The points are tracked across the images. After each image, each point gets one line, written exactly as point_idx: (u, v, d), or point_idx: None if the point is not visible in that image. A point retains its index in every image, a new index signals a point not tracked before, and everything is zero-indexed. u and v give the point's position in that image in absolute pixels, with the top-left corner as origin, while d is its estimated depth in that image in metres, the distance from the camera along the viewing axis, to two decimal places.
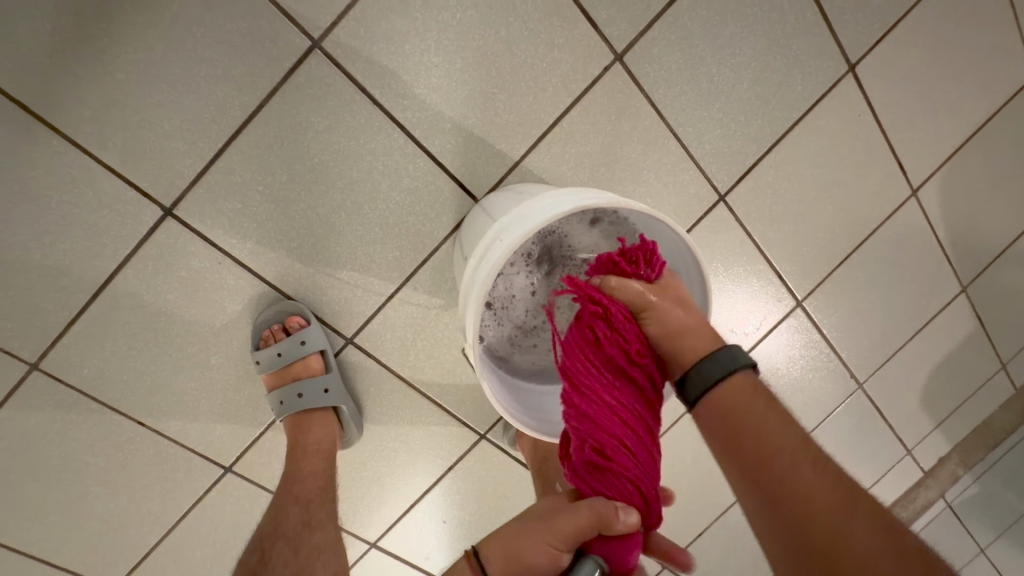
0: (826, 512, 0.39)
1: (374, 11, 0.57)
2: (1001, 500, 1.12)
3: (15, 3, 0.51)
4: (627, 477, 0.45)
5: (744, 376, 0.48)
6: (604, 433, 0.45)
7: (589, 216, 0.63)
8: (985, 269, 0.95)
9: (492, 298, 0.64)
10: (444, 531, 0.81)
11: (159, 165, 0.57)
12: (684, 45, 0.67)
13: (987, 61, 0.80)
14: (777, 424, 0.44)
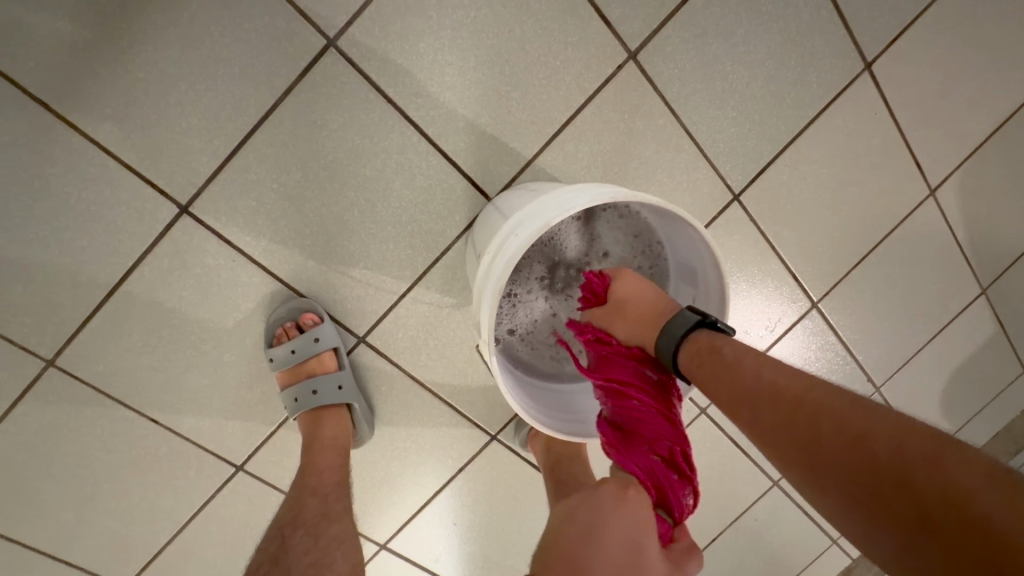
0: (808, 432, 0.41)
1: (389, 10, 0.58)
2: None
3: (38, 3, 0.52)
4: (682, 456, 0.53)
5: (697, 337, 0.52)
6: (658, 424, 0.54)
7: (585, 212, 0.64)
8: (1006, 270, 0.93)
9: (515, 325, 0.67)
10: (454, 533, 0.80)
11: (176, 163, 0.58)
12: (698, 43, 0.67)
13: (1007, 59, 0.78)
14: (739, 368, 0.47)
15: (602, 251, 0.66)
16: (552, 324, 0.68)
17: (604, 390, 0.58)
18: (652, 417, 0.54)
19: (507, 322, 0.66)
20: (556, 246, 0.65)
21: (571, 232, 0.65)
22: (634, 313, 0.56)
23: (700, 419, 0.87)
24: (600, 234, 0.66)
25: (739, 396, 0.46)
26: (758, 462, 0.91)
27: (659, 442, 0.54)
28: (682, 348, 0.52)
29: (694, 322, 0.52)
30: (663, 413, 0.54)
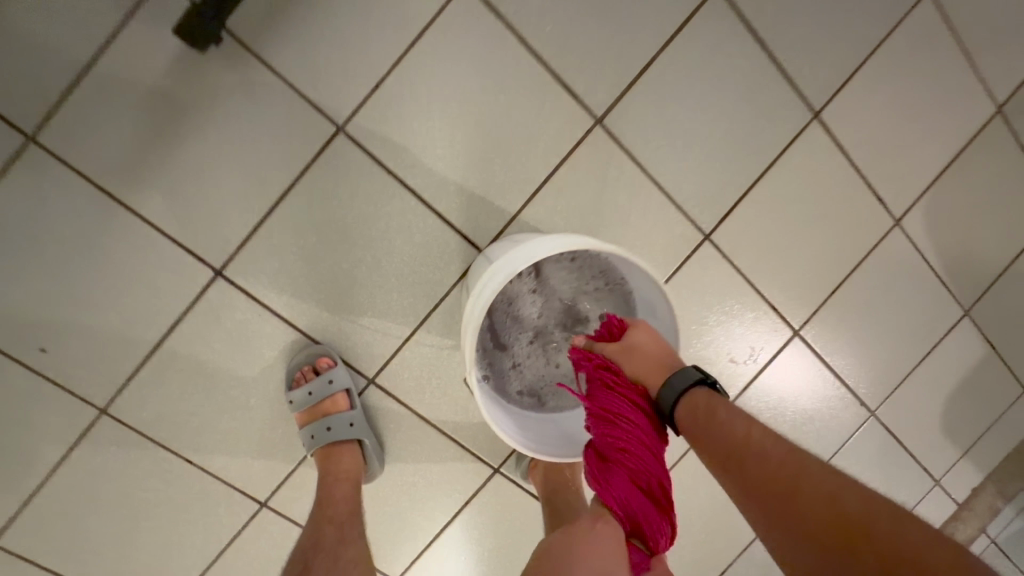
0: (788, 491, 0.48)
1: (387, 99, 0.69)
2: None
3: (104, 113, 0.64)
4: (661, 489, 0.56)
5: (698, 391, 0.58)
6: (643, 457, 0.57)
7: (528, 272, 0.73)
8: (986, 292, 0.97)
9: (524, 386, 0.74)
10: (464, 566, 0.84)
11: (212, 234, 0.68)
12: (657, 107, 0.76)
13: (949, 99, 0.86)
14: (729, 424, 0.54)
15: (561, 296, 0.74)
16: (554, 372, 0.75)
17: (597, 419, 0.61)
18: (641, 451, 0.57)
19: (516, 386, 0.73)
20: (520, 310, 0.74)
21: (526, 293, 0.73)
22: (643, 360, 0.61)
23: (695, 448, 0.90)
24: (553, 284, 0.74)
25: (726, 445, 0.53)
26: None
27: (643, 475, 0.56)
28: (681, 402, 0.58)
29: (697, 379, 0.58)
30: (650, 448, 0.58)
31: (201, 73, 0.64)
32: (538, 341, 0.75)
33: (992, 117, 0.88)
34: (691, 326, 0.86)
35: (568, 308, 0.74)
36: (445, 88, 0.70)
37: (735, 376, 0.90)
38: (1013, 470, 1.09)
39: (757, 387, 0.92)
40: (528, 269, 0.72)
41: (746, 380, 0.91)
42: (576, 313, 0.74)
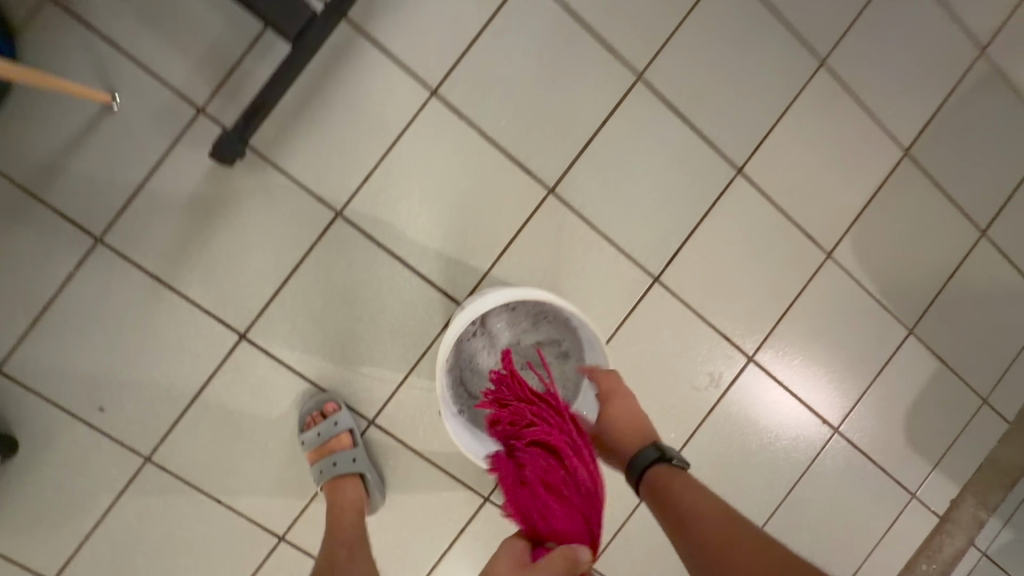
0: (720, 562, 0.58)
1: (375, 187, 0.85)
2: None
3: (152, 214, 0.80)
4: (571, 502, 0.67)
5: (659, 467, 0.71)
6: (555, 474, 0.69)
7: (474, 329, 0.84)
8: (926, 312, 1.06)
9: None
10: None
11: (237, 304, 0.83)
12: (599, 175, 0.91)
13: (858, 147, 0.99)
14: (680, 499, 0.66)
15: (510, 338, 0.85)
16: None
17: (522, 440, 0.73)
18: (558, 469, 0.69)
19: None
20: (483, 362, 0.85)
21: (479, 347, 0.85)
22: (620, 425, 0.77)
23: None
24: (499, 330, 0.85)
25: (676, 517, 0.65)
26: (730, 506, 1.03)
27: (553, 486, 0.68)
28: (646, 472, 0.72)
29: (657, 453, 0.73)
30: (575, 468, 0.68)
31: (229, 180, 0.81)
32: None
33: (901, 159, 1.01)
34: (652, 358, 0.96)
35: (521, 345, 0.85)
36: (422, 176, 0.86)
37: (700, 401, 0.99)
38: (990, 480, 1.14)
39: (723, 411, 1.01)
40: (474, 327, 0.84)
41: (710, 405, 1.00)
42: (527, 346, 0.86)
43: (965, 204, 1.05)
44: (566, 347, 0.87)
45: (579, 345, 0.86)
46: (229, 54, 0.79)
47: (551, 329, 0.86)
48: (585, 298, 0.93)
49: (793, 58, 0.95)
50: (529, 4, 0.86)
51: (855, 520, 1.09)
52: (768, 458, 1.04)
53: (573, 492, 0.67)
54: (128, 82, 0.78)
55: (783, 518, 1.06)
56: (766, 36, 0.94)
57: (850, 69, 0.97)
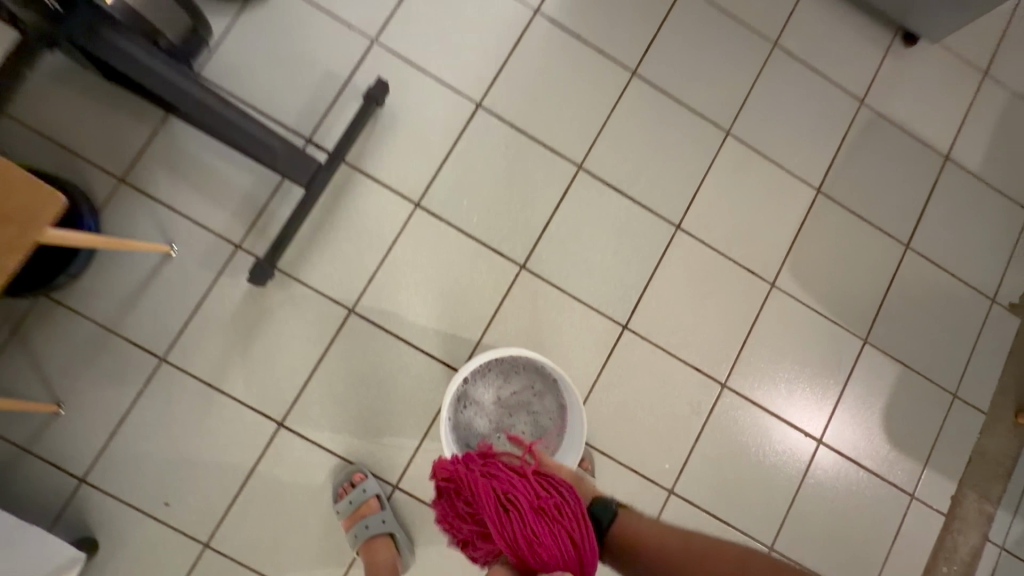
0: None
1: (379, 284, 1.04)
2: None
3: (203, 331, 0.99)
4: (566, 531, 0.68)
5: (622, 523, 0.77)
6: (547, 502, 0.70)
7: (461, 401, 0.98)
8: (875, 321, 1.19)
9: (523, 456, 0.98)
10: None
11: (274, 397, 0.99)
12: (561, 247, 1.10)
13: (776, 193, 1.18)
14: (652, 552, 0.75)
15: (493, 397, 1.00)
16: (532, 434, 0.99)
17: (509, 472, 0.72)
18: (548, 497, 0.70)
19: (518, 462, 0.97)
20: (481, 425, 0.98)
21: (472, 415, 0.98)
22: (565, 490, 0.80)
23: (670, 498, 1.09)
24: (482, 394, 0.99)
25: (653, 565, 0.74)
26: (735, 528, 1.10)
27: (547, 515, 0.68)
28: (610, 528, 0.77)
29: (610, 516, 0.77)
30: (567, 500, 0.71)
31: (263, 295, 1.01)
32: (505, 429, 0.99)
33: (816, 196, 1.19)
34: (635, 397, 1.09)
35: (504, 399, 0.99)
36: (416, 271, 1.06)
37: (687, 430, 1.10)
38: (985, 473, 1.19)
39: (709, 437, 1.11)
40: (459, 400, 0.97)
41: (697, 432, 1.11)
42: (509, 396, 1.00)
43: (885, 224, 1.21)
44: (541, 383, 1.01)
45: (550, 378, 1.00)
46: (258, 201, 1.02)
47: (523, 376, 1.01)
48: (566, 352, 1.08)
49: (703, 133, 1.17)
50: (484, 128, 1.10)
51: (861, 528, 1.14)
52: (761, 477, 1.12)
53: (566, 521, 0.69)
54: (182, 233, 1.00)
55: (789, 533, 1.12)
56: (679, 119, 1.16)
57: (753, 133, 1.19)
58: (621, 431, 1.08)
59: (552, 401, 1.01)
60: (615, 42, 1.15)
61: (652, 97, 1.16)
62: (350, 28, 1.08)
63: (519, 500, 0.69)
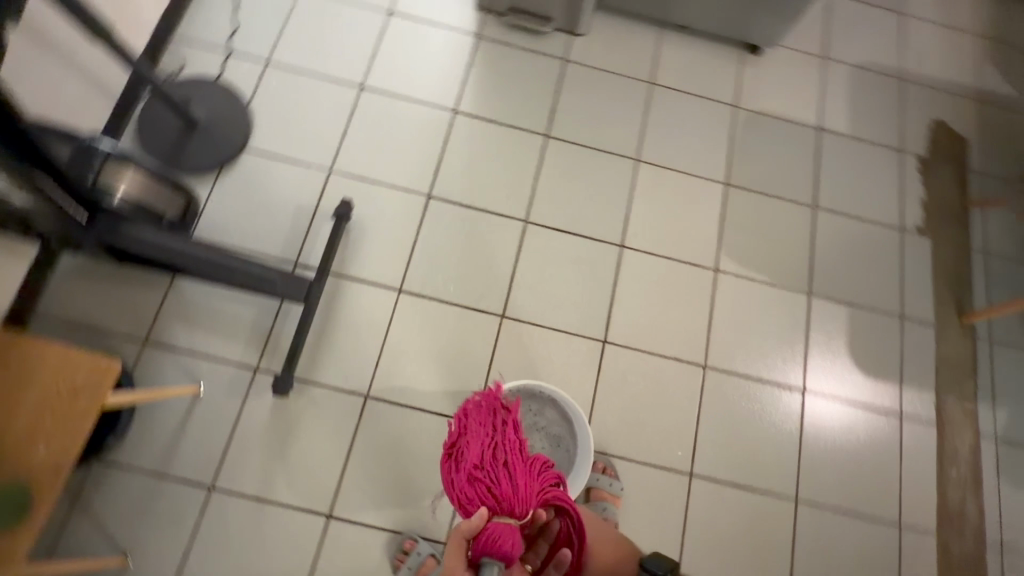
0: None
1: (386, 367, 1.18)
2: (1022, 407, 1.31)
3: (242, 452, 1.10)
4: (498, 486, 0.73)
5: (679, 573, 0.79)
6: (490, 460, 0.74)
7: None
8: (813, 275, 1.36)
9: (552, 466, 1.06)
10: None
11: (318, 493, 1.09)
12: (530, 290, 1.26)
13: (693, 195, 1.39)
14: None
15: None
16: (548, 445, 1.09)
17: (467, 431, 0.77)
18: (494, 457, 0.75)
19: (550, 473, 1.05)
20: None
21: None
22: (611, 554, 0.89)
23: (692, 480, 1.19)
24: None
25: None
26: (757, 491, 1.20)
27: (487, 472, 0.74)
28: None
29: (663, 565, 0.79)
30: (511, 458, 0.75)
31: (287, 405, 1.13)
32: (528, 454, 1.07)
33: (727, 188, 1.40)
34: (632, 399, 1.22)
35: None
36: (414, 346, 1.20)
37: (687, 414, 1.22)
38: (956, 375, 1.32)
39: (708, 415, 1.23)
40: None
41: (696, 414, 1.23)
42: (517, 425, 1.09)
43: (791, 194, 1.42)
44: (535, 401, 1.11)
45: (540, 394, 1.10)
46: (265, 326, 1.17)
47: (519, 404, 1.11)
48: (562, 378, 1.21)
49: (618, 165, 1.38)
50: (438, 212, 1.29)
51: (867, 457, 1.25)
52: (765, 438, 1.23)
53: (502, 477, 0.73)
54: (206, 372, 1.13)
55: (808, 481, 1.22)
56: (594, 160, 1.38)
57: (658, 154, 1.41)
58: (630, 433, 1.20)
59: (551, 410, 1.11)
60: (524, 116, 1.39)
61: (567, 149, 1.38)
62: (309, 166, 1.29)
63: (465, 457, 0.74)
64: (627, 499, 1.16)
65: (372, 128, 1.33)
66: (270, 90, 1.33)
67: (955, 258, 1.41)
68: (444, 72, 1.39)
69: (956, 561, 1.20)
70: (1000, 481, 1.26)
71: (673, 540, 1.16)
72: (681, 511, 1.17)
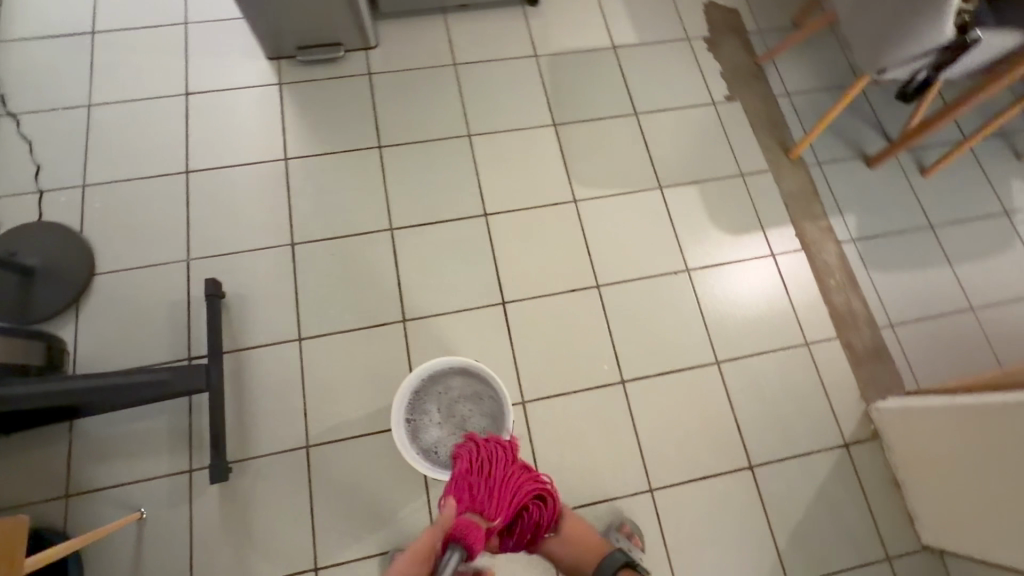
0: None
1: (315, 412, 1.20)
2: (862, 206, 1.50)
3: (208, 551, 1.09)
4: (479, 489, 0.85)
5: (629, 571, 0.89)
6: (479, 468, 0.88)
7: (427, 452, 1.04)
8: (657, 171, 1.50)
9: (489, 418, 1.06)
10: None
11: (297, 553, 1.10)
12: (420, 287, 1.32)
13: (530, 146, 1.49)
14: None
15: (438, 425, 1.05)
16: (475, 403, 1.07)
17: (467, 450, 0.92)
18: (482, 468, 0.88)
19: (491, 424, 1.05)
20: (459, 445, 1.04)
21: (446, 449, 1.04)
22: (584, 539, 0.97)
23: (627, 386, 1.29)
24: (432, 436, 1.04)
25: None
26: (684, 370, 1.32)
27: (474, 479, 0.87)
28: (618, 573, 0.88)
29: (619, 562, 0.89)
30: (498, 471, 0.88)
31: (235, 489, 1.14)
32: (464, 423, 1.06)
33: (557, 128, 1.52)
34: (548, 341, 1.31)
35: (441, 418, 1.05)
36: (335, 383, 1.23)
37: (599, 332, 1.33)
38: (803, 202, 1.49)
39: (618, 325, 1.34)
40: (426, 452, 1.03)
41: (607, 329, 1.33)
42: (441, 413, 1.06)
43: (613, 111, 1.55)
44: (438, 379, 1.08)
45: (436, 371, 1.07)
46: (183, 427, 1.17)
47: (428, 393, 1.07)
48: (479, 351, 1.28)
49: (455, 147, 1.47)
50: (308, 255, 1.33)
51: (760, 300, 1.39)
52: (672, 323, 1.35)
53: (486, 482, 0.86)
54: (142, 494, 1.12)
55: (721, 342, 1.35)
56: (432, 151, 1.46)
57: (486, 123, 1.51)
58: (558, 371, 1.29)
59: (455, 375, 1.08)
60: (354, 139, 1.45)
61: (404, 152, 1.45)
62: (166, 265, 1.29)
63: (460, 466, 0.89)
64: (578, 427, 1.25)
65: (214, 208, 1.35)
66: (99, 210, 1.33)
67: (765, 108, 1.59)
68: (262, 128, 1.44)
69: (862, 353, 1.36)
70: (870, 272, 1.43)
71: (632, 444, 1.25)
72: (627, 417, 1.27)
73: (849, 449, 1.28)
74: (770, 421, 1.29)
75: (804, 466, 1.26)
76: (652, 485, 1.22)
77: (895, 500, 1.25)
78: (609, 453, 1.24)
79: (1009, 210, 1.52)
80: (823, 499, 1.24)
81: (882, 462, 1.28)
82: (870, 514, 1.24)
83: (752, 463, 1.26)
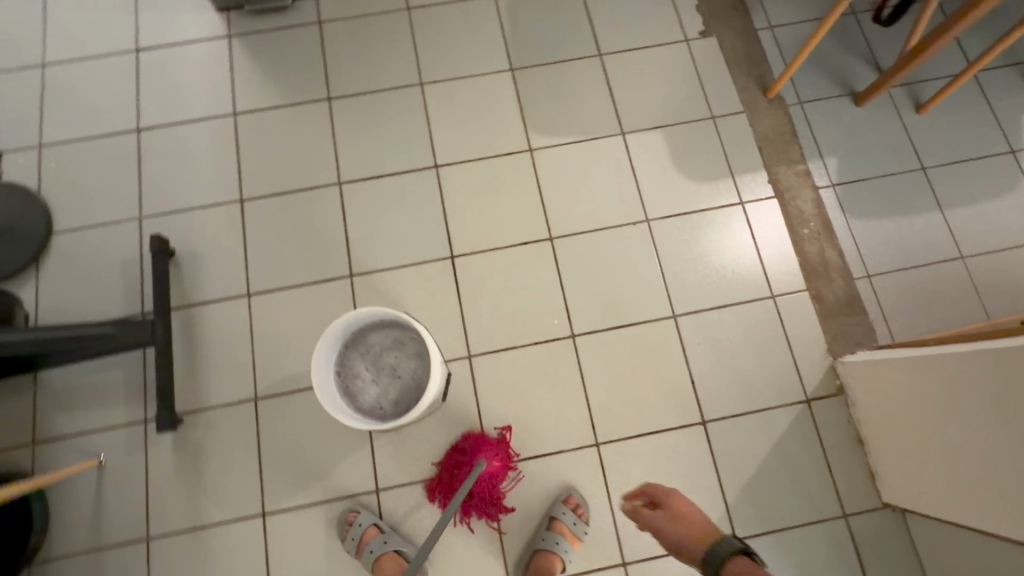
0: None
1: (263, 367, 1.22)
2: (844, 149, 1.38)
3: (162, 495, 1.15)
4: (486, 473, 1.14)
5: (741, 557, 0.85)
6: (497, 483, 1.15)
7: (378, 410, 1.07)
8: (621, 116, 1.41)
9: (417, 356, 1.09)
10: (525, 525, 1.17)
11: (245, 499, 1.15)
12: (368, 242, 1.30)
13: (485, 93, 1.42)
14: None
15: (372, 381, 1.08)
16: (400, 349, 1.10)
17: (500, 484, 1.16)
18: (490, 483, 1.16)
19: (421, 360, 1.09)
20: (397, 391, 1.08)
21: (389, 400, 1.07)
22: (687, 515, 0.96)
23: (578, 341, 1.26)
24: (371, 394, 1.07)
25: None
26: (639, 325, 1.27)
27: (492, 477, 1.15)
28: (730, 561, 0.85)
29: (736, 549, 0.86)
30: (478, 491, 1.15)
31: (187, 438, 1.18)
32: (397, 371, 1.09)
33: (514, 74, 1.44)
34: (497, 295, 1.28)
35: (374, 375, 1.07)
36: (282, 338, 1.24)
37: (551, 287, 1.29)
38: (778, 146, 1.38)
39: (571, 279, 1.29)
40: (378, 410, 1.06)
41: (560, 283, 1.29)
42: (371, 370, 1.08)
43: (575, 53, 1.46)
44: (357, 341, 1.09)
45: (352, 335, 1.08)
46: (138, 379, 1.21)
47: (353, 357, 1.08)
48: (426, 306, 1.27)
49: (406, 97, 1.41)
50: (257, 212, 1.32)
51: (725, 251, 1.32)
52: (628, 276, 1.30)
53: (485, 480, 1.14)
54: (100, 442, 1.17)
55: (680, 296, 1.29)
56: (382, 101, 1.41)
57: (440, 71, 1.44)
58: (506, 326, 1.26)
59: (372, 332, 1.09)
60: (303, 92, 1.41)
61: (353, 104, 1.40)
62: (120, 223, 1.31)
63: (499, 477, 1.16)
64: (525, 381, 1.23)
65: (164, 166, 1.35)
66: (54, 171, 1.34)
67: (743, 44, 1.46)
68: (210, 83, 1.41)
69: (832, 305, 1.28)
70: (848, 220, 1.33)
71: (580, 399, 1.23)
72: (576, 372, 1.24)
73: (810, 405, 1.23)
74: (727, 376, 1.24)
75: (761, 423, 1.22)
76: (599, 438, 1.20)
77: (856, 457, 1.20)
78: (556, 407, 1.22)
79: (1015, 149, 1.38)
80: (779, 456, 1.20)
81: (846, 418, 1.22)
82: (829, 471, 1.19)
83: (706, 419, 1.22)
